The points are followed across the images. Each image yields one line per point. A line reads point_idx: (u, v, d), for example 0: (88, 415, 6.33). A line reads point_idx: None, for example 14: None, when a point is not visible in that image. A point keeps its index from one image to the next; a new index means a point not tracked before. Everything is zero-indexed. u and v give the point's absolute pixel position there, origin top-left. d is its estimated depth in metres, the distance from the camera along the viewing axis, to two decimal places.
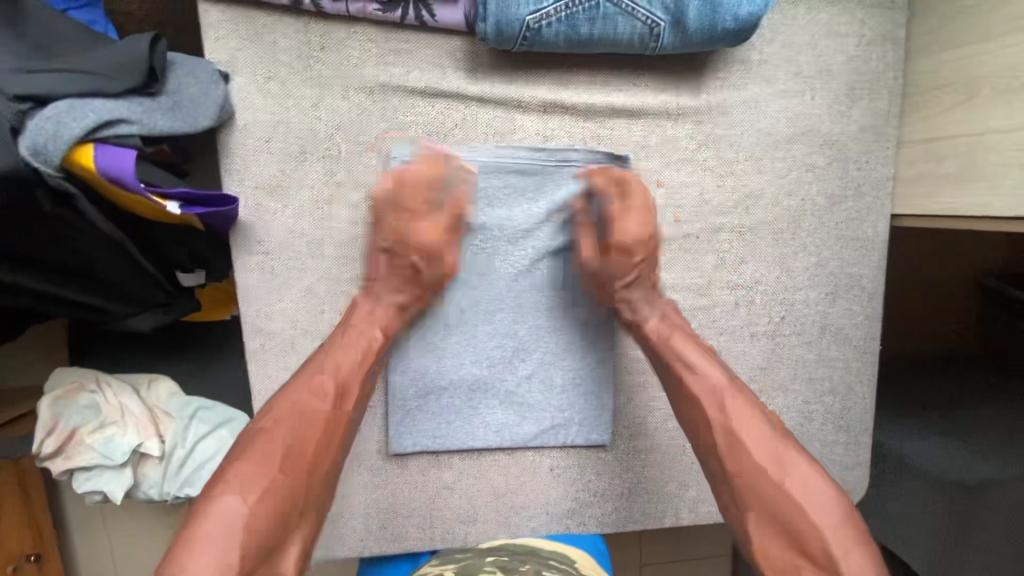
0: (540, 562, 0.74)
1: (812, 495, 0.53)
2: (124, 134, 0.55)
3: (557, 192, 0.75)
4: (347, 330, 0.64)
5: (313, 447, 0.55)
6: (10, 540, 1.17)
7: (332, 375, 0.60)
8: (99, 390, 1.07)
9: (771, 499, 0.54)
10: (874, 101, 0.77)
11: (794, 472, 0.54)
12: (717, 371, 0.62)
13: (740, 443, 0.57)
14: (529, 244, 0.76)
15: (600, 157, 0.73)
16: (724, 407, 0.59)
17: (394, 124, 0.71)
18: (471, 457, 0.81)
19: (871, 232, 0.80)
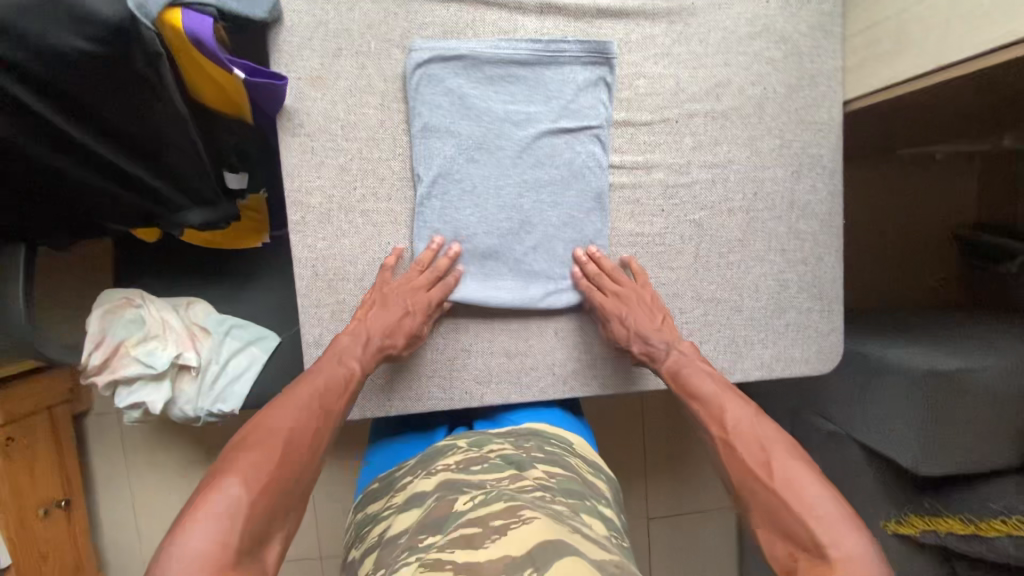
0: (543, 438, 0.86)
1: (801, 483, 0.64)
2: (203, 5, 0.69)
3: (553, 79, 0.88)
4: (332, 361, 0.79)
5: (298, 450, 0.65)
6: (43, 482, 1.26)
7: (330, 399, 0.74)
8: (144, 306, 1.17)
9: (774, 489, 0.65)
10: (820, 4, 0.90)
11: (790, 472, 0.66)
12: (724, 401, 0.77)
13: (737, 452, 0.71)
14: (530, 126, 0.88)
15: (589, 45, 0.86)
16: (733, 425, 0.74)
17: (414, 24, 0.85)
18: (486, 321, 0.91)
19: (827, 116, 0.93)
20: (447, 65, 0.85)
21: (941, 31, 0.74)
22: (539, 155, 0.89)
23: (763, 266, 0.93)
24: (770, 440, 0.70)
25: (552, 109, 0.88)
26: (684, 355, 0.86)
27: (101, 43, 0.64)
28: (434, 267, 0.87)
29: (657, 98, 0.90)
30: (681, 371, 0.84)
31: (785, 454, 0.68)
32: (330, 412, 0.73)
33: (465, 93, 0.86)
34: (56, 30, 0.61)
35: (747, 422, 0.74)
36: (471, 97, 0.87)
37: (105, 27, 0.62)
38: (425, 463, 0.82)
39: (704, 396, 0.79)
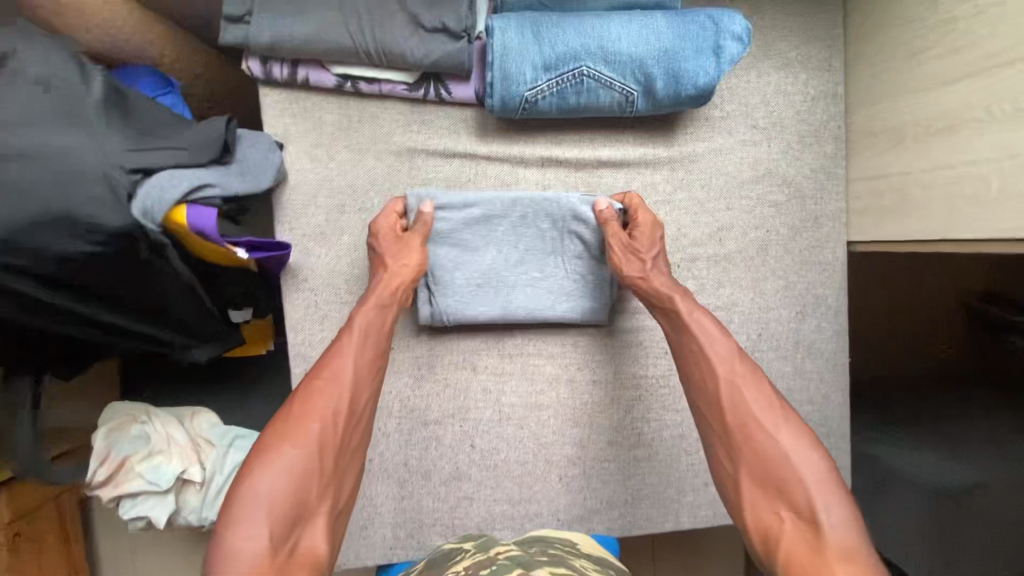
0: (547, 542, 0.84)
1: (794, 451, 0.66)
2: (209, 196, 0.70)
3: (554, 229, 0.88)
4: (349, 334, 0.75)
5: (332, 435, 0.68)
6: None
7: (354, 370, 0.72)
8: (149, 421, 1.18)
9: (770, 450, 0.67)
10: (823, 147, 0.90)
11: (786, 431, 0.68)
12: (726, 346, 0.75)
13: (743, 404, 0.70)
14: (519, 244, 0.88)
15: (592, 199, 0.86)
16: (731, 376, 0.73)
17: (416, 180, 0.86)
18: (489, 469, 0.90)
19: (831, 256, 0.92)
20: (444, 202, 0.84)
21: (946, 203, 0.73)
22: (534, 255, 0.89)
23: None
24: (765, 403, 0.70)
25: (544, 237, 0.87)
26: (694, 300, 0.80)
27: (105, 244, 0.64)
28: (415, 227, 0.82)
29: None
30: (693, 317, 0.77)
31: (788, 419, 0.69)
32: (353, 384, 0.72)
33: (460, 228, 0.86)
34: (56, 240, 0.62)
35: (746, 372, 0.73)
36: (466, 233, 0.86)
37: (108, 232, 0.63)
38: (432, 568, 0.79)
39: (705, 340, 0.75)
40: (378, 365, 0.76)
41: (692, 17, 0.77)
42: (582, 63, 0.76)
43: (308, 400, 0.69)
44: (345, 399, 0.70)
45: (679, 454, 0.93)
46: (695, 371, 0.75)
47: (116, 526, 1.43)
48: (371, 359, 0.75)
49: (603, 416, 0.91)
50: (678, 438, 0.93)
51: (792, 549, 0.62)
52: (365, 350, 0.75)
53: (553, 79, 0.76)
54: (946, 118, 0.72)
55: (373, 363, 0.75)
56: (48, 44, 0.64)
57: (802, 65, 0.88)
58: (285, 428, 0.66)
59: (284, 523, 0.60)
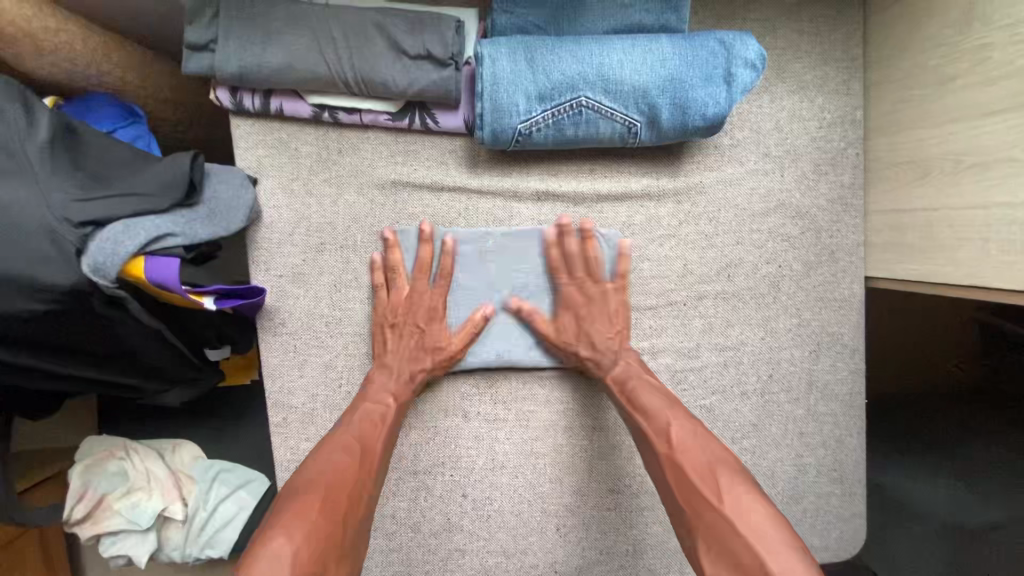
0: None
1: (745, 511, 0.61)
2: (170, 245, 0.63)
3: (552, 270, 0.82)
4: (367, 407, 0.76)
5: (343, 497, 0.65)
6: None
7: (365, 441, 0.73)
8: (127, 457, 1.13)
9: (711, 518, 0.62)
10: (840, 175, 0.84)
11: (731, 493, 0.63)
12: (665, 413, 0.74)
13: (683, 471, 0.67)
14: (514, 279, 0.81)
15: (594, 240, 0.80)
16: (671, 442, 0.71)
17: (401, 216, 0.79)
18: (482, 519, 0.85)
19: (848, 292, 0.86)
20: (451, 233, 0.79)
21: (979, 246, 0.67)
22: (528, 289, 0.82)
23: (778, 452, 0.87)
24: (710, 462, 0.67)
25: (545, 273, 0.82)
26: (631, 368, 0.79)
27: (54, 302, 0.58)
28: (423, 260, 0.78)
29: (663, 280, 0.83)
30: (627, 388, 0.77)
31: (736, 479, 0.65)
32: (374, 453, 0.72)
33: (467, 269, 0.81)
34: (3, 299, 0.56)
35: (694, 438, 0.71)
36: (469, 269, 0.81)
37: (61, 291, 0.57)
38: None
39: (648, 410, 0.75)
40: (389, 441, 0.75)
41: (700, 41, 0.70)
42: (580, 93, 0.69)
43: (323, 466, 0.68)
44: (361, 470, 0.69)
45: None
46: (643, 446, 0.74)
47: None
48: (391, 435, 0.76)
49: (602, 463, 0.85)
50: None
51: None
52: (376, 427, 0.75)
53: (548, 110, 0.70)
54: (979, 155, 0.66)
55: (391, 439, 0.75)
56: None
57: (818, 88, 0.82)
58: (300, 491, 0.64)
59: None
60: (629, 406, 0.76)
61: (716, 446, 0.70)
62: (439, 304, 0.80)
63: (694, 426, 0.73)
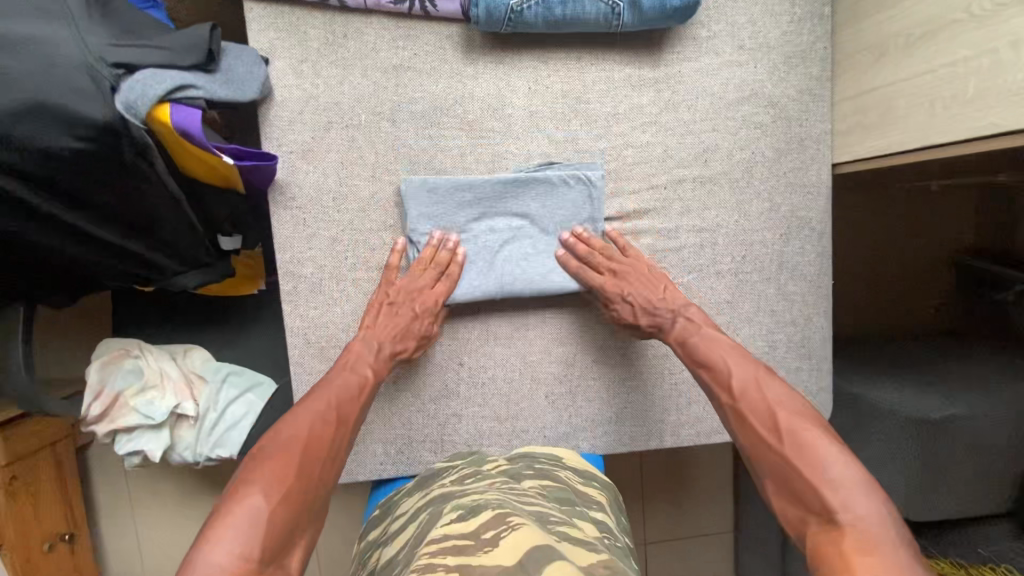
0: (533, 458, 0.87)
1: (815, 451, 0.66)
2: (193, 96, 0.70)
3: (544, 205, 0.90)
4: (343, 378, 0.80)
5: (317, 459, 0.70)
6: (50, 518, 1.29)
7: (342, 409, 0.77)
8: (142, 356, 1.19)
9: (779, 457, 0.68)
10: (809, 68, 0.91)
11: (798, 435, 0.69)
12: (730, 366, 0.79)
13: (753, 418, 0.73)
14: (511, 209, 0.90)
15: (577, 170, 0.88)
16: (738, 392, 0.77)
17: (402, 98, 0.85)
18: (476, 387, 0.92)
19: (816, 179, 0.93)
20: (439, 205, 0.88)
21: (927, 110, 0.74)
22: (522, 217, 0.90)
23: (752, 327, 0.94)
24: (775, 406, 0.73)
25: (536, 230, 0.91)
26: (695, 324, 0.86)
27: (90, 142, 0.65)
28: (437, 262, 0.88)
29: (646, 166, 0.90)
30: (690, 341, 0.84)
31: (807, 424, 0.70)
32: (346, 420, 0.77)
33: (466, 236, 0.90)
34: (44, 135, 0.62)
35: (760, 389, 0.76)
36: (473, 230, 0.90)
37: (93, 127, 0.63)
38: (424, 485, 0.83)
39: (716, 362, 0.81)
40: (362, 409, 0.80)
41: None
42: None
43: (303, 428, 0.71)
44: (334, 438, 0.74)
45: (661, 376, 0.95)
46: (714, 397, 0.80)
47: (111, 468, 1.45)
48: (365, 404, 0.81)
49: (584, 336, 0.93)
50: (659, 360, 0.94)
51: (817, 546, 0.60)
52: (354, 395, 0.79)
53: None
54: (927, 25, 0.72)
55: (364, 408, 0.81)
56: None
57: None
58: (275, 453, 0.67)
59: (277, 537, 0.60)
60: (695, 358, 0.83)
61: (781, 390, 0.75)
62: (441, 300, 0.87)
63: (762, 374, 0.78)
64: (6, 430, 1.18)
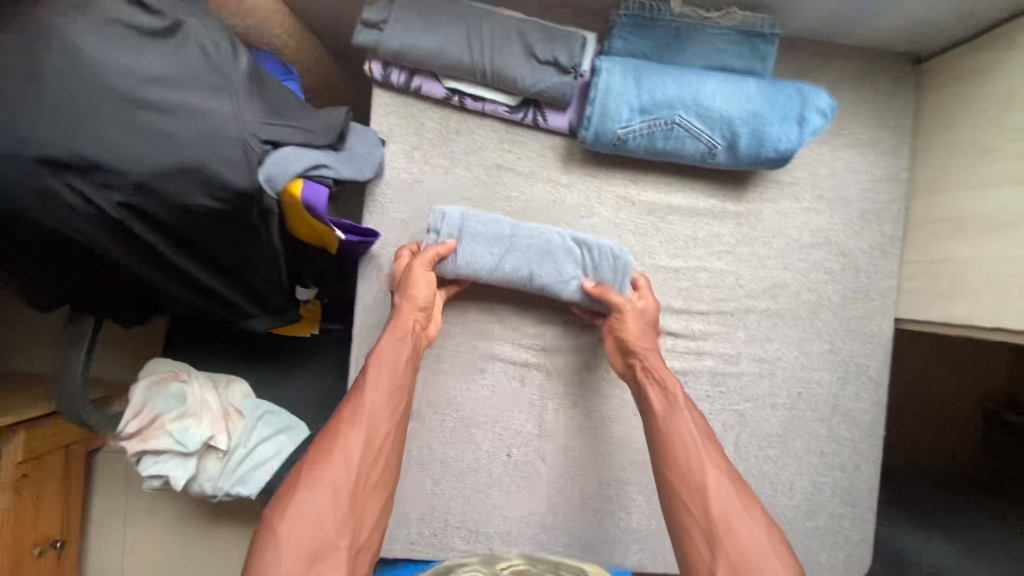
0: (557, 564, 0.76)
1: (755, 539, 0.67)
2: (322, 174, 0.76)
3: (558, 264, 0.88)
4: (378, 372, 0.79)
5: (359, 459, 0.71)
6: (48, 519, 1.22)
7: (381, 411, 0.76)
8: (188, 382, 1.21)
9: (733, 540, 0.68)
10: (882, 225, 0.95)
11: (747, 523, 0.69)
12: (696, 437, 0.77)
13: (712, 497, 0.72)
14: (528, 258, 0.87)
15: (599, 253, 0.88)
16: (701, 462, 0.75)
17: (498, 195, 0.91)
18: (520, 480, 0.92)
19: (878, 329, 0.96)
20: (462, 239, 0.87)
21: (1003, 293, 0.77)
22: (537, 264, 0.87)
23: (800, 464, 0.94)
24: (728, 486, 0.73)
25: (535, 269, 0.87)
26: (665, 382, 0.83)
27: (228, 203, 0.70)
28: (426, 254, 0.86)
29: (717, 292, 0.94)
30: (663, 403, 0.81)
31: (753, 510, 0.70)
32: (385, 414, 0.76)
33: (473, 251, 0.87)
34: (187, 192, 0.67)
35: (720, 466, 0.75)
36: (477, 244, 0.87)
37: (233, 191, 0.68)
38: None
39: (680, 428, 0.78)
40: (401, 397, 0.79)
41: (782, 88, 0.83)
42: (676, 112, 0.82)
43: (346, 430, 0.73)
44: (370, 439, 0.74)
45: None
46: (667, 457, 0.77)
47: (114, 477, 1.37)
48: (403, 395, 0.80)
49: (629, 446, 0.94)
50: None
51: None
52: (395, 386, 0.79)
53: (646, 122, 0.83)
54: (1009, 215, 0.77)
55: (401, 398, 0.79)
56: (205, 16, 0.72)
57: (871, 147, 0.95)
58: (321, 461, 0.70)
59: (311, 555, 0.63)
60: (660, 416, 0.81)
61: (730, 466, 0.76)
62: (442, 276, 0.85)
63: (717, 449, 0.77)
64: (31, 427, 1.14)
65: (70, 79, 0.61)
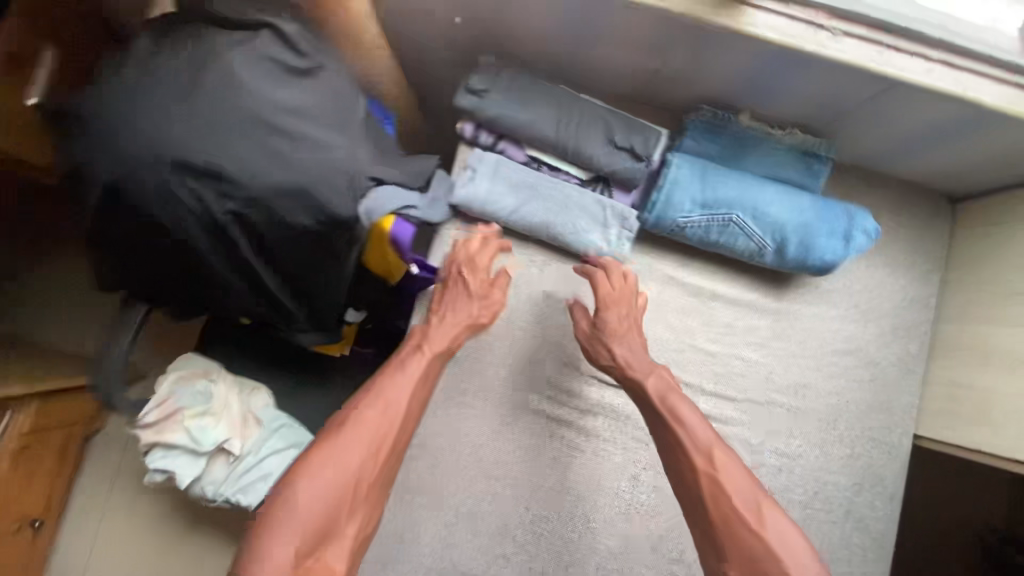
0: None
1: (779, 531, 0.69)
2: (412, 214, 0.83)
3: (573, 217, 0.93)
4: (399, 370, 0.80)
5: (365, 453, 0.73)
6: (30, 496, 1.20)
7: (404, 407, 0.77)
8: (215, 382, 1.22)
9: (751, 540, 0.69)
10: (908, 342, 1.01)
11: (768, 521, 0.69)
12: (704, 434, 0.77)
13: (725, 498, 0.72)
14: (547, 206, 0.93)
15: (610, 216, 0.93)
16: (711, 460, 0.75)
17: (556, 256, 0.98)
18: (533, 537, 0.93)
19: (896, 442, 0.99)
20: (490, 181, 0.92)
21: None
22: (554, 214, 0.93)
23: None
24: (740, 483, 0.73)
25: (552, 218, 0.93)
26: (666, 381, 0.84)
27: (323, 225, 0.76)
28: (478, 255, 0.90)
29: (747, 380, 0.98)
30: (666, 399, 0.82)
31: (768, 505, 0.71)
32: (401, 406, 0.77)
33: (499, 195, 0.92)
34: (290, 210, 0.74)
35: (730, 464, 0.75)
36: (504, 187, 0.92)
37: (332, 218, 0.75)
38: None
39: (683, 433, 0.78)
40: (422, 395, 0.81)
41: (832, 206, 0.91)
42: (734, 211, 0.90)
43: (356, 422, 0.74)
44: (394, 428, 0.75)
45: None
46: (675, 458, 0.78)
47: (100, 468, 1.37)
48: (420, 392, 0.80)
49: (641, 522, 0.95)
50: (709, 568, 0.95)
51: None
52: (417, 385, 0.80)
53: (705, 216, 0.90)
54: None
55: (418, 396, 0.80)
56: (337, 60, 0.81)
57: (904, 270, 1.02)
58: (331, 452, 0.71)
59: (316, 533, 0.67)
60: (669, 413, 0.80)
61: (742, 466, 0.75)
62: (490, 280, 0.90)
63: (726, 446, 0.77)
64: (42, 396, 1.14)
65: (219, 98, 0.70)
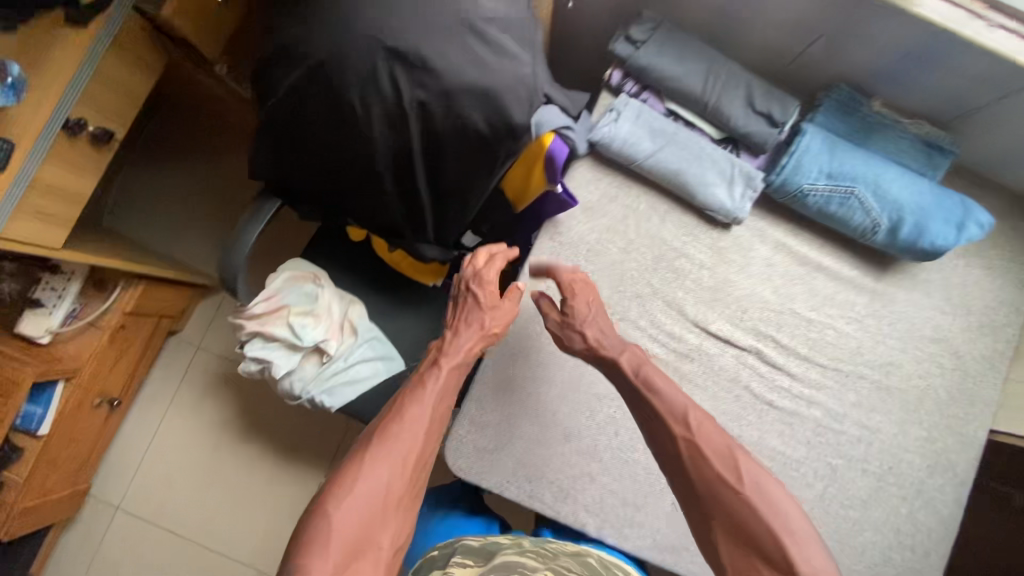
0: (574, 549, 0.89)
1: (769, 492, 0.70)
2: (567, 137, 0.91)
3: (703, 169, 1.00)
4: (422, 390, 0.82)
5: (398, 464, 0.74)
6: (116, 376, 1.37)
7: (431, 416, 0.79)
8: (320, 287, 1.29)
9: (728, 500, 0.71)
10: (996, 341, 1.05)
11: (750, 485, 0.71)
12: (682, 402, 0.80)
13: (705, 460, 0.74)
14: (681, 155, 1.00)
15: (739, 174, 1.00)
16: (689, 426, 0.77)
17: (676, 207, 1.05)
18: (619, 460, 0.99)
19: (973, 433, 1.03)
20: (634, 123, 1.00)
21: None
22: (686, 163, 1.00)
23: (875, 534, 0.99)
24: (721, 449, 0.74)
25: (685, 166, 0.99)
26: (638, 354, 0.88)
27: (497, 131, 0.84)
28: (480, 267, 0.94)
29: (838, 351, 1.03)
30: (645, 373, 0.85)
31: (751, 467, 0.72)
32: (426, 420, 0.78)
33: (640, 137, 0.99)
34: (474, 110, 0.82)
35: (712, 429, 0.76)
36: (645, 130, 0.99)
37: (507, 124, 0.83)
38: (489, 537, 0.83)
39: (660, 404, 0.81)
40: (445, 408, 0.83)
41: (949, 196, 0.97)
42: (857, 185, 0.96)
43: (386, 441, 0.75)
44: (420, 442, 0.77)
45: None
46: (659, 431, 0.80)
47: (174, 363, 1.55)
48: (444, 404, 0.83)
49: None
50: None
51: None
52: (441, 397, 0.82)
53: (829, 185, 0.97)
54: None
55: (443, 407, 0.82)
56: None
57: (1001, 273, 1.07)
58: (362, 471, 0.72)
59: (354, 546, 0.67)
60: (649, 387, 0.83)
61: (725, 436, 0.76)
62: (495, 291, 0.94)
63: (704, 415, 0.78)
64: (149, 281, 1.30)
65: None
